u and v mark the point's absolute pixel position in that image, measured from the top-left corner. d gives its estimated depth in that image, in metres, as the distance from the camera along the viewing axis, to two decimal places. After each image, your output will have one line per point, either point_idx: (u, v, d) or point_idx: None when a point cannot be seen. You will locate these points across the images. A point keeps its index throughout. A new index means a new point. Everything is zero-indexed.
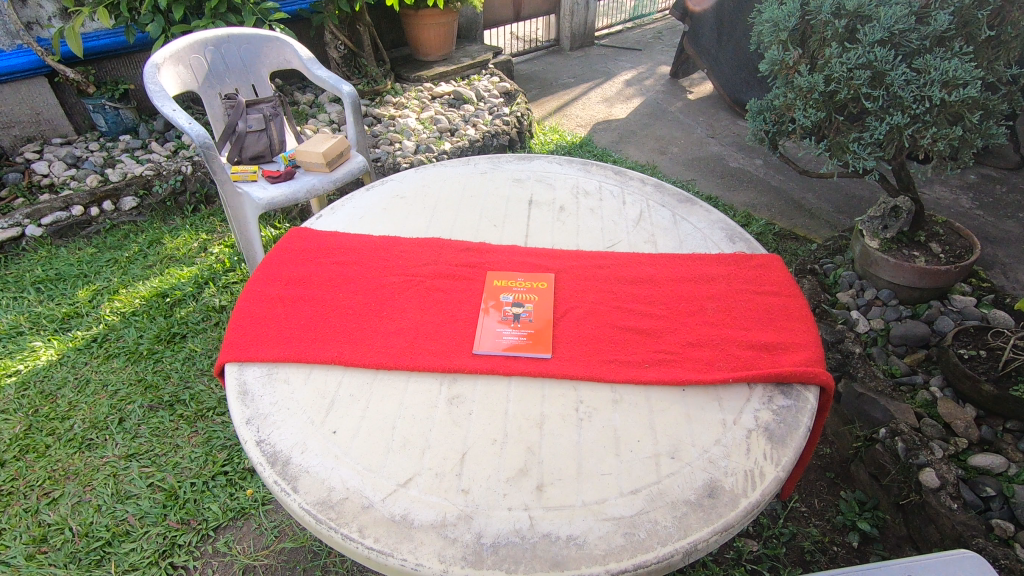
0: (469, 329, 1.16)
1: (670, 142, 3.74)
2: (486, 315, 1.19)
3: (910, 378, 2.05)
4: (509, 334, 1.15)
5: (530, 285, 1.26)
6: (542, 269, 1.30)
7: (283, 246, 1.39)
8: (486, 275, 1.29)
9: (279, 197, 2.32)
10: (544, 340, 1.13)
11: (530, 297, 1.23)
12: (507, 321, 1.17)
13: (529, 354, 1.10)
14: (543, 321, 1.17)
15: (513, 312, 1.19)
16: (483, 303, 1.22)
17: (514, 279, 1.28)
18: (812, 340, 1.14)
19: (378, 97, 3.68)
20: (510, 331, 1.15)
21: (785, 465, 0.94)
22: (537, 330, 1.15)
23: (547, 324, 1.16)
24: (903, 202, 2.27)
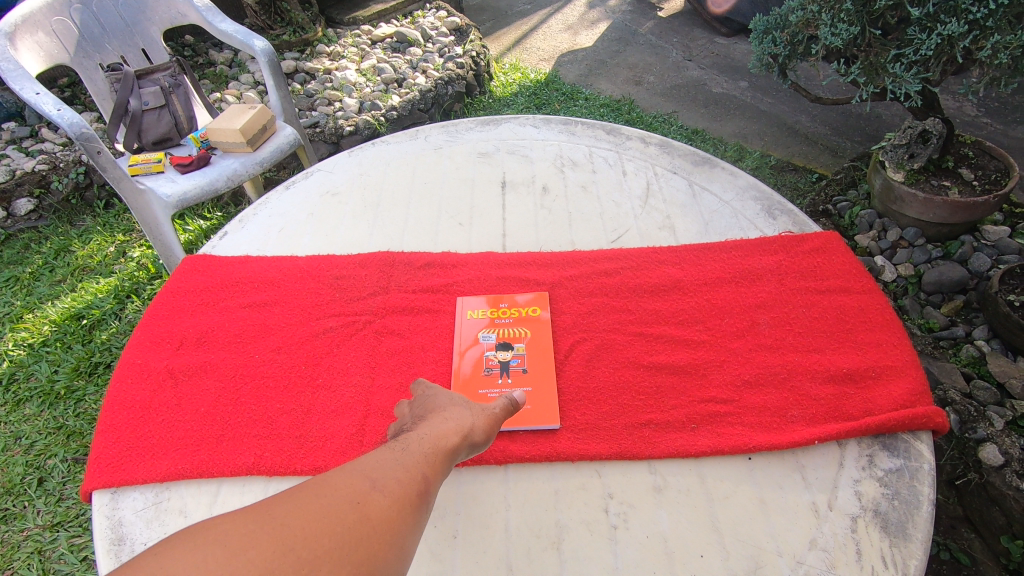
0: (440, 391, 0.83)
1: (644, 70, 3.30)
2: (461, 369, 0.86)
3: (951, 331, 1.78)
4: (498, 396, 0.82)
5: (518, 314, 0.92)
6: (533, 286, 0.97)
7: (173, 285, 1.01)
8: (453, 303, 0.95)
9: (193, 190, 1.86)
10: (546, 400, 0.81)
11: (520, 333, 0.90)
12: (493, 377, 0.84)
13: (529, 426, 0.78)
14: (542, 370, 0.85)
15: (500, 361, 0.87)
16: (458, 347, 0.88)
17: (496, 305, 0.95)
18: (908, 356, 0.83)
19: (308, 48, 3.14)
20: (501, 392, 0.83)
21: (914, 574, 0.65)
22: (535, 386, 0.82)
23: (550, 373, 0.84)
24: (933, 125, 1.93)
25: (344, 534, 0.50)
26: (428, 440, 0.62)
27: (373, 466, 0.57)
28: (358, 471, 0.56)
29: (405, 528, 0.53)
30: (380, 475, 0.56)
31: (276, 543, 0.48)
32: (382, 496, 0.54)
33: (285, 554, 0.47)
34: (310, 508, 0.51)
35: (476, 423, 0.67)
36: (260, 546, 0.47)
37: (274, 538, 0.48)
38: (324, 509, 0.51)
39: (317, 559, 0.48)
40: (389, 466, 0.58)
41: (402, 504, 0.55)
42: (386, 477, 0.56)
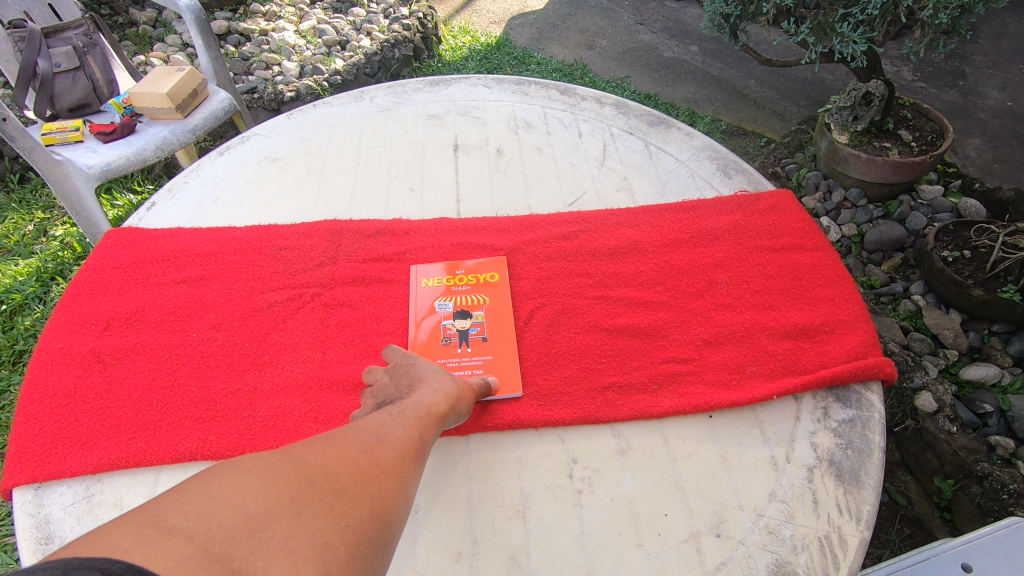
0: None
1: (596, 33, 3.24)
2: (416, 339, 0.82)
3: (890, 288, 1.86)
4: (456, 366, 0.80)
5: (474, 281, 0.89)
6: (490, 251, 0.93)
7: (96, 261, 0.92)
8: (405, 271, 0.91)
9: (117, 160, 1.71)
10: (507, 368, 0.78)
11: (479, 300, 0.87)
12: (451, 348, 0.82)
13: (491, 395, 0.75)
14: (502, 338, 0.82)
15: (459, 330, 0.84)
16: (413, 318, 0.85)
17: (452, 273, 0.91)
18: (858, 310, 0.85)
19: (241, 8, 2.92)
20: (459, 362, 0.80)
21: (868, 520, 0.67)
22: (495, 355, 0.80)
23: (510, 341, 0.81)
24: (875, 87, 1.96)
25: (359, 474, 0.52)
26: (418, 406, 0.65)
27: (375, 427, 0.59)
28: (362, 429, 0.58)
29: (410, 478, 0.56)
30: (382, 433, 0.58)
31: (299, 476, 0.48)
32: (388, 448, 0.57)
33: (309, 485, 0.48)
34: (325, 452, 0.52)
35: (462, 391, 0.70)
36: (284, 477, 0.48)
37: (297, 471, 0.49)
38: (337, 453, 0.53)
39: (339, 491, 0.49)
40: (387, 427, 0.60)
41: (406, 455, 0.57)
42: (387, 435, 0.58)
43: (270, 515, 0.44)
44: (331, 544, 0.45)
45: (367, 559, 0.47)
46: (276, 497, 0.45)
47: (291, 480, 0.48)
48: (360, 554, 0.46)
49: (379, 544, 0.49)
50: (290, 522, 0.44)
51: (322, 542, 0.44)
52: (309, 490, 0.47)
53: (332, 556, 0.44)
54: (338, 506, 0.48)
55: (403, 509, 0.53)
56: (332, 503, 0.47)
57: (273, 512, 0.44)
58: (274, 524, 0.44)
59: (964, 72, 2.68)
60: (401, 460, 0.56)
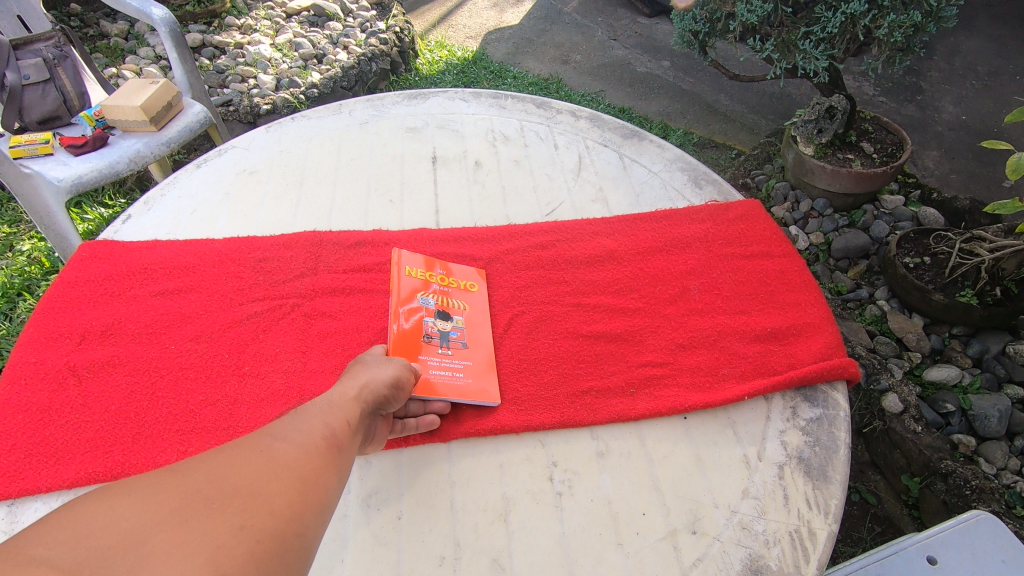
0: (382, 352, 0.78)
1: (571, 48, 3.31)
2: (399, 333, 0.82)
3: (856, 293, 1.93)
4: (436, 365, 0.79)
5: (457, 284, 0.90)
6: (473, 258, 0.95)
7: (69, 274, 0.91)
8: (393, 262, 0.91)
9: (89, 173, 1.68)
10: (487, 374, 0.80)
11: (461, 303, 0.88)
12: (431, 347, 0.81)
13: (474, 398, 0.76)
14: (482, 344, 0.83)
15: (439, 329, 0.84)
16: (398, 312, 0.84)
17: (436, 271, 0.92)
18: (823, 313, 0.89)
19: (215, 21, 2.91)
20: (440, 361, 0.80)
21: (835, 513, 0.70)
22: (476, 360, 0.81)
23: (490, 348, 0.83)
24: (837, 101, 2.05)
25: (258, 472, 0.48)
26: (331, 398, 0.61)
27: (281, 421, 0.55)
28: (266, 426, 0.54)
29: (324, 464, 0.52)
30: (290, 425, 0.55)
31: (185, 485, 0.45)
32: (294, 441, 0.53)
33: (196, 493, 0.44)
34: (217, 456, 0.48)
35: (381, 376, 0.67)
36: (168, 489, 0.44)
37: (183, 481, 0.45)
38: (230, 455, 0.49)
39: (233, 494, 0.45)
40: (296, 419, 0.56)
41: (316, 444, 0.54)
42: (296, 427, 0.55)
43: (149, 529, 0.41)
44: (224, 547, 0.41)
45: (274, 557, 0.43)
46: (155, 512, 0.42)
47: (174, 490, 0.44)
48: (263, 551, 0.43)
49: (290, 537, 0.45)
50: (172, 532, 0.41)
51: (213, 546, 0.41)
52: (196, 500, 0.44)
53: (225, 557, 0.41)
54: (232, 507, 0.44)
55: (320, 496, 0.49)
56: (224, 505, 0.44)
57: (152, 528, 0.41)
58: (153, 539, 0.40)
59: (921, 87, 2.81)
60: (311, 450, 0.53)
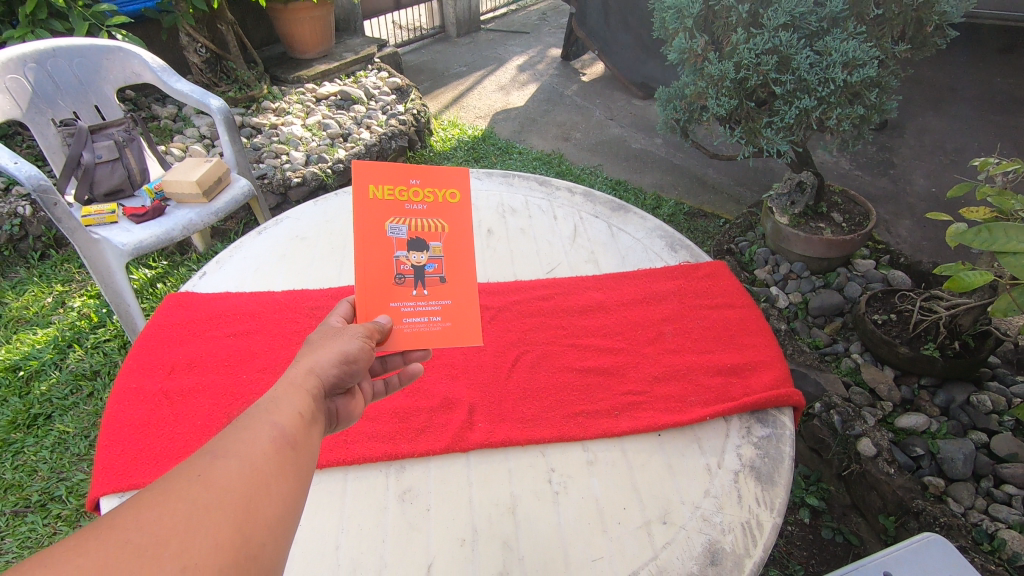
0: (361, 303, 0.79)
1: (571, 127, 3.67)
2: (373, 273, 0.81)
3: (833, 348, 2.11)
4: (411, 311, 0.81)
5: (433, 199, 0.86)
6: (446, 165, 0.88)
7: (159, 319, 1.13)
8: (357, 177, 0.83)
9: (149, 239, 1.93)
10: (465, 318, 0.83)
11: (436, 226, 0.86)
12: (406, 288, 0.81)
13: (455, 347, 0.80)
14: (458, 281, 0.85)
15: (414, 264, 0.83)
16: (368, 250, 0.82)
17: (405, 185, 0.85)
18: (775, 353, 1.08)
19: (254, 104, 3.28)
20: (413, 305, 0.81)
21: (779, 509, 0.86)
22: (451, 302, 0.83)
23: (466, 288, 0.85)
24: (807, 177, 2.33)
25: (197, 507, 0.44)
26: (275, 391, 0.57)
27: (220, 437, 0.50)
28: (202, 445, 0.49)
29: (276, 477, 0.49)
30: (230, 441, 0.50)
31: (113, 539, 0.40)
32: (236, 458, 0.48)
33: (124, 549, 0.40)
34: (148, 497, 0.43)
35: (329, 358, 0.63)
36: (92, 548, 0.39)
37: (110, 534, 0.40)
38: (161, 492, 0.44)
39: (169, 540, 0.41)
40: (236, 428, 0.51)
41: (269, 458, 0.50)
42: (237, 441, 0.50)
43: None
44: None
45: None
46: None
47: (98, 550, 0.39)
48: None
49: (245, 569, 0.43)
50: None
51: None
52: (128, 557, 0.39)
53: None
54: (171, 557, 0.40)
55: (274, 515, 0.47)
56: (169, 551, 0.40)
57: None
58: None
59: (892, 163, 3.09)
60: (258, 465, 0.49)
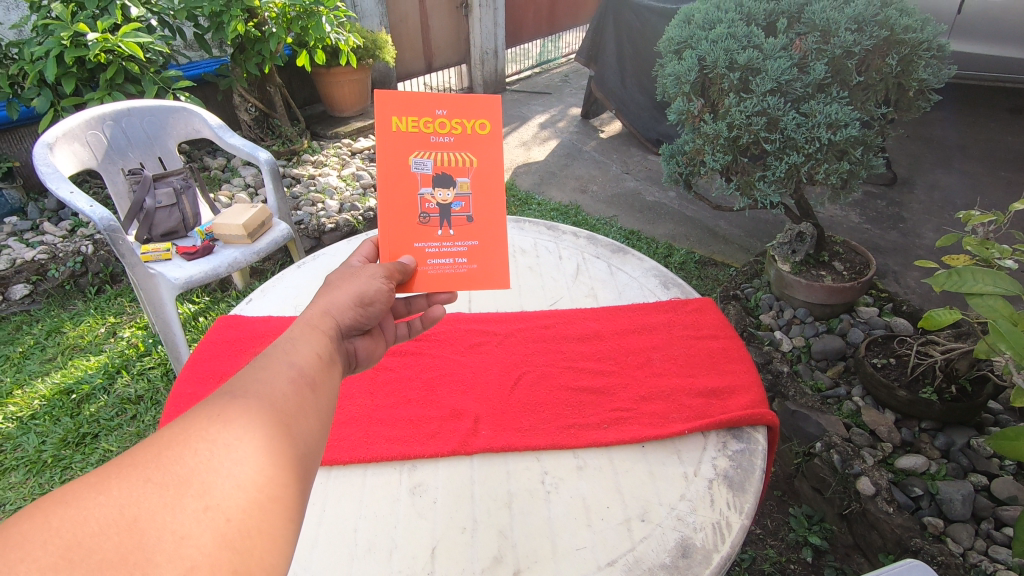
0: (389, 244, 0.94)
1: (589, 181, 3.88)
2: (403, 212, 0.95)
3: (834, 391, 2.07)
4: (434, 254, 0.96)
5: (459, 132, 0.95)
6: (472, 96, 0.94)
7: (212, 337, 1.30)
8: (382, 110, 0.92)
9: (199, 274, 2.12)
10: (487, 260, 0.98)
11: (463, 160, 0.96)
12: (431, 227, 0.95)
13: (477, 288, 0.97)
14: (479, 221, 0.98)
15: (439, 201, 0.96)
16: (398, 187, 0.94)
17: (431, 117, 0.94)
18: (752, 378, 1.20)
19: (295, 157, 3.58)
20: (437, 247, 0.96)
21: (747, 512, 0.97)
22: (472, 244, 0.98)
23: (488, 227, 0.98)
24: (806, 228, 2.42)
25: (228, 440, 0.50)
26: (292, 345, 0.66)
27: (233, 394, 0.55)
28: (217, 401, 0.54)
29: (295, 421, 0.56)
30: (244, 399, 0.55)
31: (137, 476, 0.44)
32: (260, 403, 0.55)
33: (151, 482, 0.44)
34: (170, 443, 0.48)
35: (340, 303, 0.76)
36: (119, 485, 0.44)
37: (134, 473, 0.45)
38: (195, 427, 0.50)
39: (203, 469, 0.47)
40: (259, 378, 0.58)
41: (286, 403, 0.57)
42: (251, 401, 0.55)
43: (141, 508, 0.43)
44: (193, 537, 0.43)
45: (272, 504, 0.49)
46: (107, 513, 0.42)
47: (125, 487, 0.43)
48: (263, 503, 0.48)
49: (267, 510, 0.48)
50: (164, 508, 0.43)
51: (191, 527, 0.43)
52: (154, 492, 0.44)
53: (230, 514, 0.45)
54: (193, 495, 0.45)
55: (290, 461, 0.53)
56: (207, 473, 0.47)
57: (108, 530, 0.41)
58: (109, 541, 0.40)
59: (902, 217, 3.18)
60: (279, 409, 0.56)
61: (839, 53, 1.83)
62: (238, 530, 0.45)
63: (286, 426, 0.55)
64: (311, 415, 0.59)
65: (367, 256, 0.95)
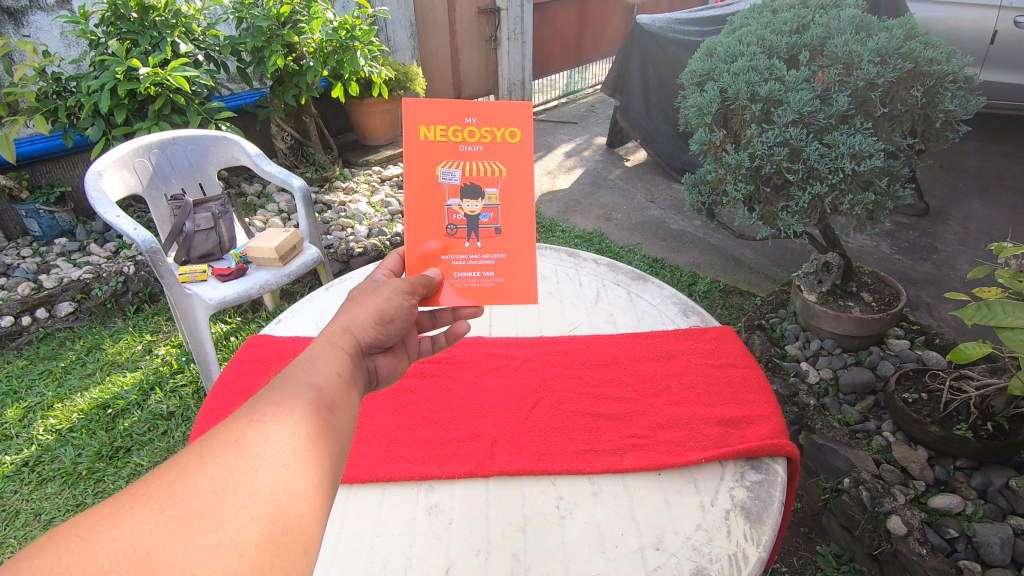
0: (417, 258, 0.99)
1: (613, 209, 3.91)
2: (431, 225, 0.98)
3: (864, 425, 1.98)
4: (461, 269, 1.00)
5: (489, 140, 0.96)
6: (502, 104, 0.95)
7: (241, 355, 1.36)
8: (409, 119, 0.94)
9: (232, 295, 2.20)
10: (514, 273, 1.01)
11: (493, 169, 0.98)
12: (459, 238, 0.98)
13: (504, 300, 1.00)
14: (506, 234, 1.01)
15: (467, 212, 0.98)
16: (427, 198, 0.97)
17: (461, 125, 0.96)
18: (772, 409, 1.19)
19: (327, 184, 3.71)
20: (464, 260, 1.00)
21: (765, 545, 0.95)
22: (499, 256, 1.01)
23: (514, 239, 1.01)
24: (832, 258, 2.36)
25: (242, 469, 0.52)
26: (313, 369, 0.68)
27: (252, 420, 0.57)
28: (235, 428, 0.56)
29: (311, 448, 0.58)
30: (262, 425, 0.57)
31: (150, 509, 0.46)
32: (276, 430, 0.57)
33: (164, 514, 0.46)
34: (184, 474, 0.50)
35: (362, 322, 0.79)
36: (133, 518, 0.46)
37: (147, 506, 0.46)
38: (212, 456, 0.52)
39: (217, 500, 0.49)
40: (277, 403, 0.60)
41: (302, 430, 0.59)
42: (268, 428, 0.57)
43: (153, 543, 0.44)
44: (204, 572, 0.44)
45: (283, 536, 0.50)
46: (119, 547, 0.44)
47: (139, 521, 0.45)
48: (274, 535, 0.50)
49: (280, 542, 0.50)
50: (175, 543, 0.45)
51: (201, 561, 0.45)
52: (166, 526, 0.46)
53: (240, 548, 0.47)
54: (206, 529, 0.47)
55: (303, 489, 0.54)
56: (219, 506, 0.48)
57: (120, 564, 0.43)
58: None
59: (935, 248, 3.11)
60: (295, 436, 0.58)
61: (863, 85, 1.84)
62: (248, 563, 0.47)
63: (304, 455, 0.57)
64: (330, 442, 0.61)
65: (393, 269, 1.01)
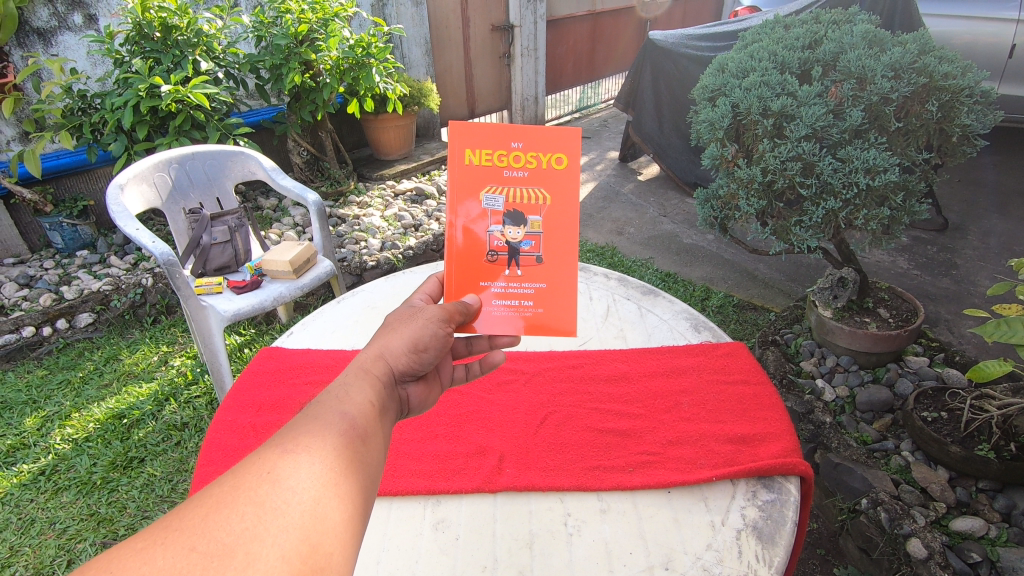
0: (455, 285, 1.00)
1: (626, 223, 3.91)
2: (473, 250, 0.99)
3: (881, 444, 1.94)
4: (499, 296, 1.00)
5: (534, 166, 0.97)
6: (549, 131, 0.96)
7: (254, 367, 1.37)
8: (456, 144, 0.95)
9: (246, 307, 2.23)
10: (551, 303, 1.01)
11: (536, 196, 0.98)
12: (499, 264, 0.99)
13: (539, 331, 1.00)
14: (546, 262, 1.00)
15: (508, 239, 0.99)
16: (468, 223, 0.98)
17: (507, 150, 0.97)
18: (784, 427, 1.17)
19: (341, 198, 3.76)
20: (502, 287, 1.00)
21: (777, 567, 0.93)
22: (539, 285, 1.00)
23: (554, 268, 1.00)
24: (848, 273, 2.32)
25: (273, 502, 0.52)
26: (345, 397, 0.68)
27: (283, 451, 0.58)
28: (268, 459, 0.56)
29: (342, 481, 0.58)
30: (294, 457, 0.57)
31: (182, 546, 0.47)
32: (307, 462, 0.57)
33: (195, 551, 0.47)
34: (216, 508, 0.50)
35: (395, 349, 0.80)
36: (164, 555, 0.46)
37: (179, 542, 0.47)
38: (243, 489, 0.52)
39: (248, 536, 0.49)
40: (309, 434, 0.61)
41: (332, 462, 0.59)
42: (300, 460, 0.57)
43: None
44: None
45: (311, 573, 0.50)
46: None
47: (170, 558, 0.46)
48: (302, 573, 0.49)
49: None
50: None
51: None
52: (196, 563, 0.46)
53: None
54: (236, 567, 0.47)
55: (333, 523, 0.54)
56: (248, 542, 0.48)
57: None
58: None
59: (954, 263, 3.06)
60: (325, 468, 0.58)
61: (876, 99, 1.83)
62: None
63: (334, 489, 0.57)
64: (360, 474, 0.60)
65: (430, 294, 1.00)
